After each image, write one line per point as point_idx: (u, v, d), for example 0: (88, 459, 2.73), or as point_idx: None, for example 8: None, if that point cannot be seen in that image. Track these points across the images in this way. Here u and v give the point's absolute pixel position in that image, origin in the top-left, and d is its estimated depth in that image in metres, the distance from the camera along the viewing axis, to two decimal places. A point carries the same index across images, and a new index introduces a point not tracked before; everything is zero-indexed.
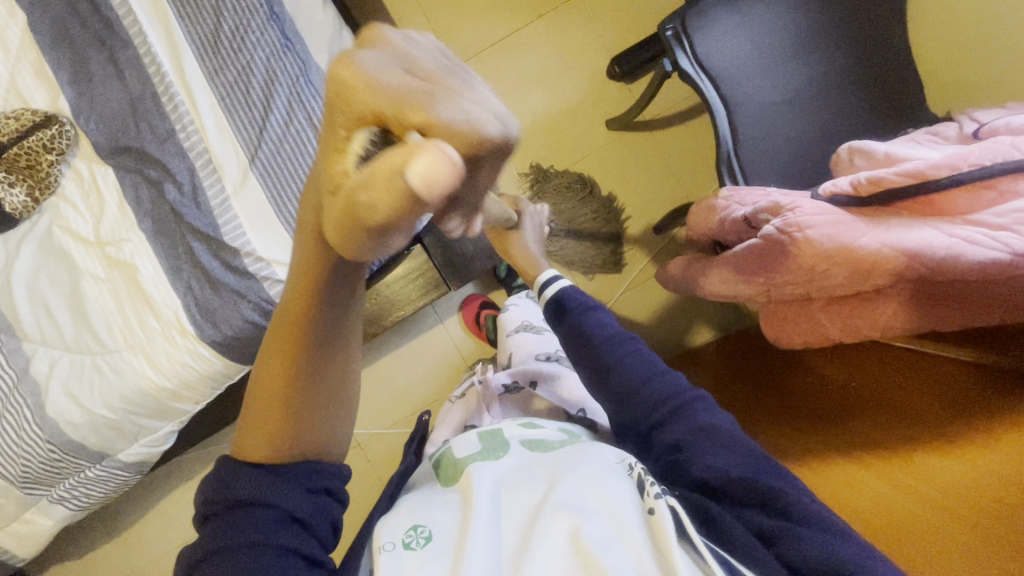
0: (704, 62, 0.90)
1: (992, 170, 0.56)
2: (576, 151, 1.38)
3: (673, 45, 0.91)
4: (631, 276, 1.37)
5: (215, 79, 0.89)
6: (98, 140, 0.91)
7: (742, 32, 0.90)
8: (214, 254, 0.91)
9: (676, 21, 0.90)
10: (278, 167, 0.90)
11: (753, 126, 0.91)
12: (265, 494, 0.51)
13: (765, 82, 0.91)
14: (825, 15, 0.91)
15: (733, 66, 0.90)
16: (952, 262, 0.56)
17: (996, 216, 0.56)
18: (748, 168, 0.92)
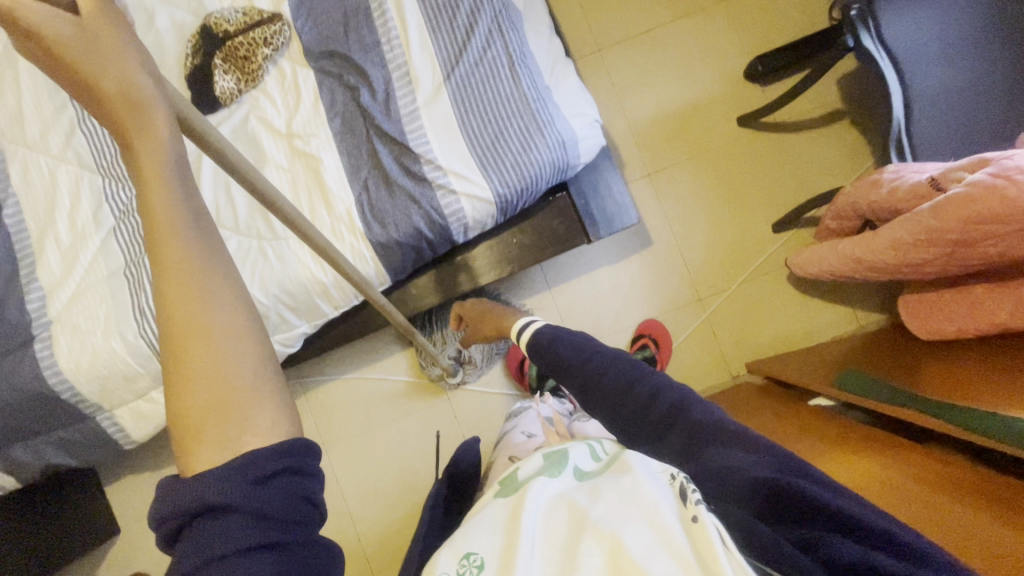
0: (886, 44, 0.95)
1: None
2: (704, 144, 1.42)
3: (856, 23, 0.96)
4: (747, 270, 1.40)
5: (425, 2, 0.97)
6: (308, 43, 0.99)
7: (922, 16, 0.95)
8: (397, 158, 0.96)
9: (860, 2, 0.96)
10: (470, 87, 0.96)
11: (927, 108, 0.94)
12: (230, 542, 0.37)
13: (942, 68, 0.95)
14: (1006, 12, 0.95)
15: (912, 46, 0.95)
16: None
17: None
18: (918, 146, 0.95)
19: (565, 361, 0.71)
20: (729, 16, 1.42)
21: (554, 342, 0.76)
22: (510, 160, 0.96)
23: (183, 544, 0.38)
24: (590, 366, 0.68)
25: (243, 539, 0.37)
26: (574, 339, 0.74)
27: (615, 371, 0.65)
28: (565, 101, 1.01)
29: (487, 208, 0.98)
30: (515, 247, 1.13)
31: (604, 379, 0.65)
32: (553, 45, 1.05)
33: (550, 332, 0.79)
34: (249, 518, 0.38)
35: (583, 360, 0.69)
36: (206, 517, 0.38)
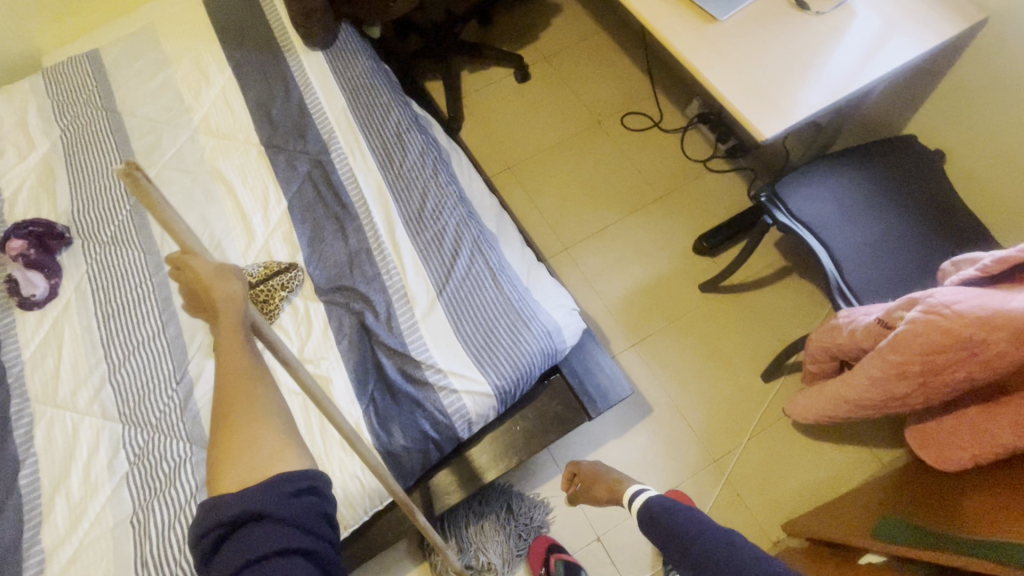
0: (797, 218, 1.15)
1: None
2: (676, 311, 1.57)
3: (768, 206, 1.18)
4: (751, 423, 1.41)
5: (416, 238, 1.18)
6: (319, 282, 1.17)
7: (819, 194, 1.18)
8: (400, 367, 1.05)
9: (767, 189, 1.19)
10: (460, 298, 1.11)
11: (850, 261, 1.10)
12: (270, 539, 0.49)
13: (849, 229, 1.14)
14: (880, 183, 1.19)
15: (821, 216, 1.15)
16: None
17: None
18: (857, 291, 1.08)
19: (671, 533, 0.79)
20: (668, 208, 1.70)
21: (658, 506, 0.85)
22: (504, 354, 1.06)
23: (233, 544, 0.50)
24: (692, 541, 0.74)
25: (284, 539, 0.50)
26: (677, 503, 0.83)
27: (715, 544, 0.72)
28: (545, 297, 1.16)
29: (488, 401, 1.04)
30: (519, 434, 1.16)
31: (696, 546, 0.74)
32: (527, 253, 1.24)
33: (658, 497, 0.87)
34: (287, 524, 0.51)
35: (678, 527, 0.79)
36: (252, 522, 0.50)
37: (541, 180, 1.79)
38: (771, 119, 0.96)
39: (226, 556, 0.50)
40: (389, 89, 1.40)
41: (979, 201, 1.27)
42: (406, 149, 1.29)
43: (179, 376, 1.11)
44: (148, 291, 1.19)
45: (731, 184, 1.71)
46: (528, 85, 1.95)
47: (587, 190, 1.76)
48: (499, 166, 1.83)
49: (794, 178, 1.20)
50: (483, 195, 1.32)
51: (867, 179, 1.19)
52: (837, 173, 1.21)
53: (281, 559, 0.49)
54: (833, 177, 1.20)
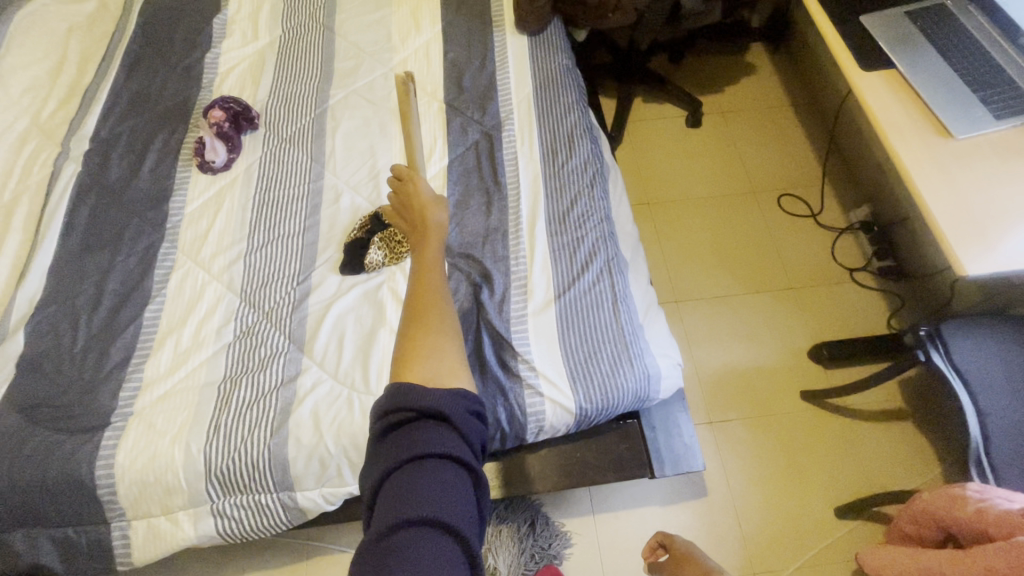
0: (955, 367, 1.04)
1: None
2: (766, 406, 1.47)
3: (925, 342, 1.09)
4: (807, 554, 1.29)
5: (553, 237, 1.19)
6: (451, 243, 1.21)
7: (991, 353, 1.06)
8: (497, 350, 1.06)
9: (930, 326, 1.10)
10: (575, 309, 1.10)
11: (1002, 435, 0.98)
12: (439, 437, 0.56)
13: (1013, 401, 1.01)
14: None
15: (984, 376, 1.03)
16: None
17: None
18: (998, 470, 0.96)
19: None
20: (794, 302, 1.61)
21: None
22: (599, 379, 1.04)
23: (410, 432, 0.57)
24: None
25: (453, 445, 0.56)
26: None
27: None
28: (655, 341, 1.13)
29: (567, 417, 1.03)
30: (577, 461, 1.13)
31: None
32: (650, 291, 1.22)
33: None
34: (458, 436, 0.58)
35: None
36: (431, 421, 0.58)
37: (674, 226, 1.76)
38: (982, 256, 0.88)
39: (394, 447, 0.57)
40: (576, 92, 1.43)
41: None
42: (572, 152, 1.31)
43: (301, 278, 1.19)
44: (303, 195, 1.28)
45: (872, 302, 1.59)
46: (694, 132, 1.93)
47: (718, 253, 1.70)
48: (638, 199, 1.81)
49: (967, 325, 1.09)
50: (627, 221, 1.31)
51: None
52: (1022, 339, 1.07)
53: (447, 462, 0.55)
54: (1015, 341, 1.07)
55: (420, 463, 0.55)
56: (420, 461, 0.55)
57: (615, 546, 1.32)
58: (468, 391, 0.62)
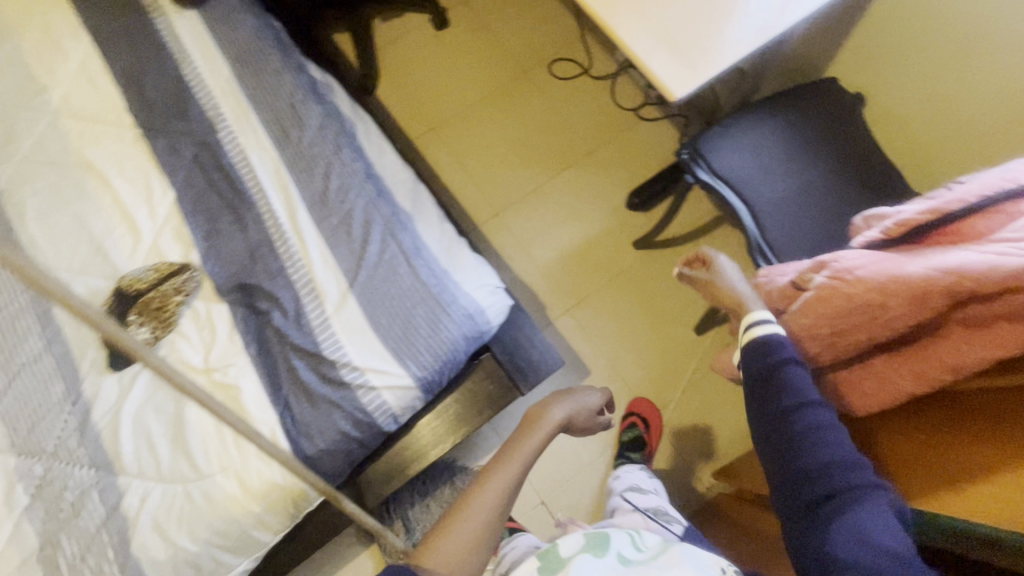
0: (719, 175, 1.10)
1: (996, 197, 0.68)
2: (611, 270, 1.55)
3: (690, 164, 1.13)
4: (685, 376, 1.45)
5: (321, 225, 1.09)
6: (218, 281, 1.07)
7: (742, 149, 1.13)
8: (314, 368, 1.00)
9: (688, 146, 1.14)
10: (373, 288, 1.04)
11: (770, 217, 1.08)
12: None
13: (770, 183, 1.11)
14: (802, 136, 1.16)
15: (742, 172, 1.11)
16: (990, 271, 0.64)
17: (1013, 233, 0.65)
18: (776, 248, 1.06)
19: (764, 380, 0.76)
20: (599, 163, 1.64)
21: (775, 370, 0.75)
22: (424, 344, 1.01)
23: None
24: (796, 415, 0.71)
25: None
26: (798, 389, 0.73)
27: (834, 444, 0.68)
28: (466, 278, 1.10)
29: (410, 395, 1.01)
30: (452, 417, 1.14)
31: (795, 436, 0.71)
32: (446, 230, 1.18)
33: (768, 366, 0.76)
34: None
35: (772, 414, 0.74)
36: None
37: (467, 141, 1.68)
38: (684, 75, 0.88)
39: None
40: (280, 51, 1.24)
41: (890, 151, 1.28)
42: (303, 123, 1.17)
43: (72, 397, 1.02)
44: (25, 307, 1.07)
45: (662, 134, 1.66)
46: (446, 34, 1.80)
47: (517, 149, 1.67)
48: (422, 128, 1.70)
49: (717, 132, 1.15)
50: (396, 170, 1.23)
51: (789, 133, 1.16)
52: (761, 125, 1.16)
53: None
54: (757, 130, 1.15)
55: None
56: None
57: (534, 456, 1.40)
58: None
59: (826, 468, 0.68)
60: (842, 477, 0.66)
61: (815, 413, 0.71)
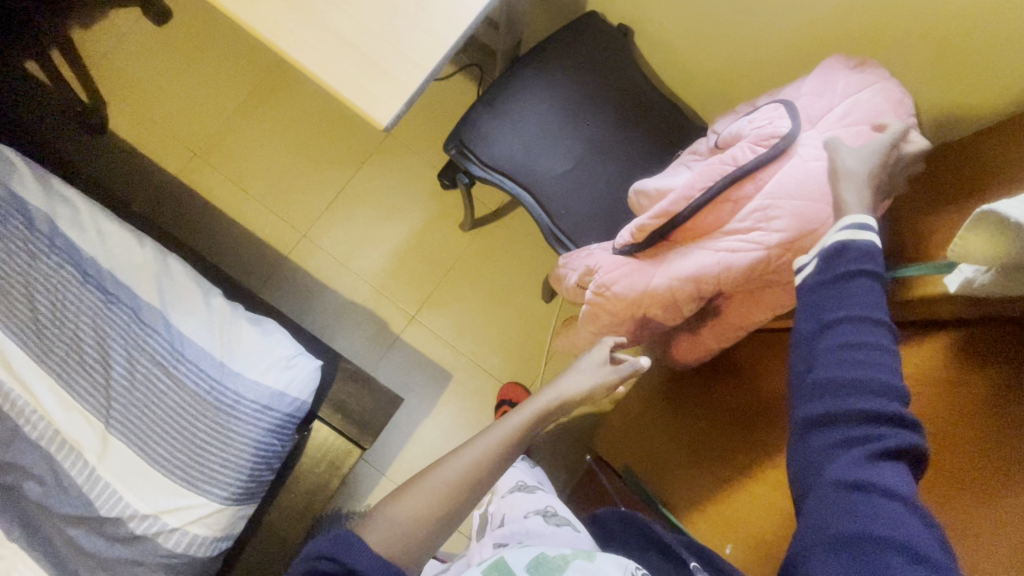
0: (493, 165, 0.98)
1: (714, 190, 0.67)
2: (446, 261, 1.43)
3: (461, 158, 1.00)
4: (546, 348, 1.41)
5: (46, 362, 0.90)
6: None
7: (515, 129, 0.99)
8: (97, 532, 0.86)
9: (454, 142, 0.99)
10: (137, 418, 0.89)
11: (557, 197, 0.99)
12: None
13: (551, 158, 1.00)
14: (576, 89, 1.03)
15: (519, 158, 0.98)
16: (727, 271, 0.66)
17: (742, 222, 0.66)
18: (571, 232, 0.98)
19: (839, 267, 0.54)
20: (401, 145, 1.45)
21: (847, 274, 0.54)
22: (220, 460, 0.89)
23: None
24: (844, 321, 0.52)
25: None
26: (863, 299, 0.52)
27: (876, 367, 0.50)
28: (251, 364, 0.95)
29: (226, 517, 0.90)
30: (299, 500, 1.06)
31: (840, 339, 0.52)
32: (214, 308, 0.98)
33: (834, 276, 0.54)
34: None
35: (823, 299, 0.55)
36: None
37: (242, 157, 1.42)
38: (384, 91, 0.73)
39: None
40: None
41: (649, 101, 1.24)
42: None
43: None
44: None
45: (460, 92, 1.47)
46: (174, 30, 1.45)
47: (304, 152, 1.43)
48: (182, 155, 1.41)
49: (482, 116, 0.99)
50: (129, 249, 0.98)
51: (563, 95, 1.02)
52: (530, 94, 1.01)
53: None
54: (527, 100, 1.01)
55: None
56: None
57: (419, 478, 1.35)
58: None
59: (869, 404, 0.49)
60: (881, 403, 0.49)
61: (865, 325, 0.51)
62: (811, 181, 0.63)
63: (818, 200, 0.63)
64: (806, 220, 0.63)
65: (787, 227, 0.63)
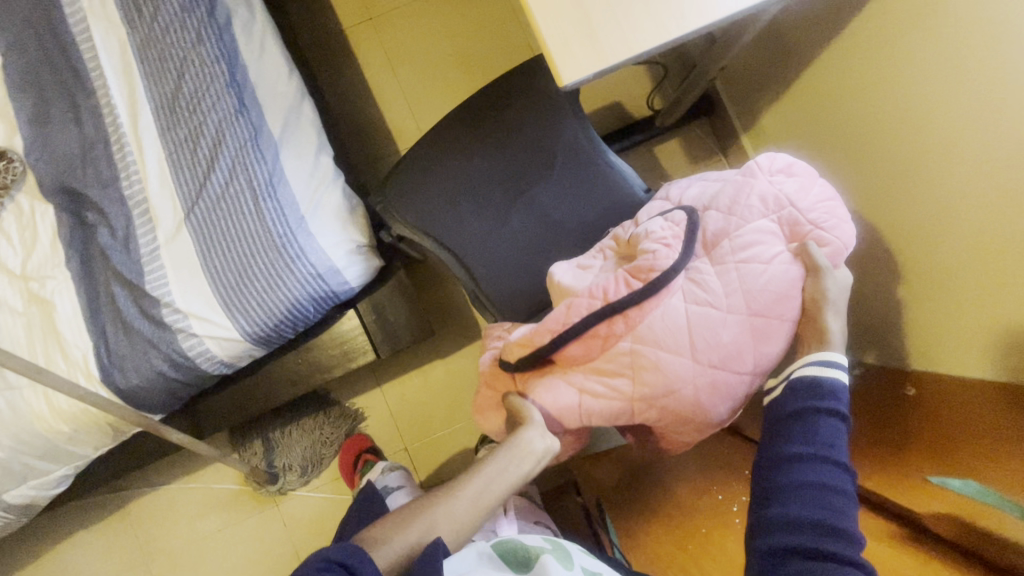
0: (417, 222, 0.92)
1: (579, 326, 0.65)
2: None
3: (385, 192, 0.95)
4: None
5: (166, 135, 0.94)
6: (43, 179, 0.94)
7: (468, 184, 0.92)
8: (135, 301, 0.92)
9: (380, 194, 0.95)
10: (211, 223, 0.92)
11: (490, 254, 0.91)
12: None
13: (490, 207, 0.92)
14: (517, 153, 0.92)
15: (435, 210, 0.92)
16: (586, 413, 0.68)
17: (624, 347, 0.65)
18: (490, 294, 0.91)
19: (818, 404, 0.63)
20: None
21: (807, 413, 0.63)
22: (258, 299, 0.92)
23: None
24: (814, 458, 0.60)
25: None
26: (824, 434, 0.61)
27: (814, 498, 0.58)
28: (326, 231, 0.96)
29: (240, 347, 0.94)
30: (302, 367, 1.09)
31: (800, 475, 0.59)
32: (320, 165, 1.00)
33: (809, 409, 0.63)
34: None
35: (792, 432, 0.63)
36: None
37: (406, 41, 1.42)
38: (581, 51, 0.69)
39: None
40: None
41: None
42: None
43: None
44: None
45: (631, 81, 1.40)
46: None
47: (461, 65, 1.42)
48: (357, 14, 1.42)
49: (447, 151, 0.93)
50: (278, 77, 1.01)
51: (513, 163, 0.92)
52: (491, 150, 0.93)
53: None
54: (473, 156, 0.93)
55: None
56: None
57: (405, 405, 1.36)
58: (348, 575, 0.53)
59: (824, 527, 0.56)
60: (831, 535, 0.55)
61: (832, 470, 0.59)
62: (684, 331, 0.64)
63: (685, 355, 0.64)
64: (672, 378, 0.65)
65: (648, 381, 0.65)
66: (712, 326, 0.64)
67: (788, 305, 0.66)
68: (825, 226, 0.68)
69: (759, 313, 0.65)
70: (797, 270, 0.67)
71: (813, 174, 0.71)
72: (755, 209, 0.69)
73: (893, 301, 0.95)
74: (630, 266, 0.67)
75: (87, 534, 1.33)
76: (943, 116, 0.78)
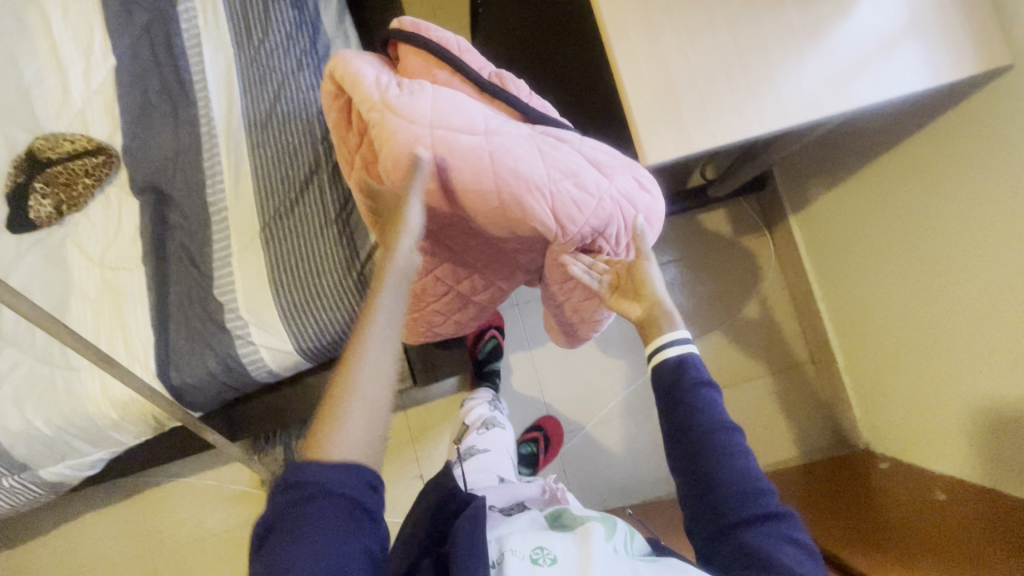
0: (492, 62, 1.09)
1: (455, 60, 0.76)
2: None
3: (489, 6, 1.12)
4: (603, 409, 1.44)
5: (255, 151, 0.99)
6: (135, 176, 1.00)
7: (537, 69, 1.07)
8: (202, 303, 0.96)
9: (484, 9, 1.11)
10: (284, 239, 0.97)
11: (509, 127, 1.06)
12: (317, 524, 0.49)
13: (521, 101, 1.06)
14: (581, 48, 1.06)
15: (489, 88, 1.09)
16: (354, 75, 0.69)
17: (459, 100, 0.68)
18: None
19: (692, 387, 0.69)
20: None
21: (692, 395, 0.68)
22: (316, 317, 0.96)
23: (308, 504, 0.50)
24: (711, 437, 0.66)
25: (331, 502, 0.50)
26: (709, 408, 0.67)
27: (734, 476, 0.64)
28: None
29: (291, 361, 0.98)
30: None
31: (704, 461, 0.65)
32: None
33: (692, 385, 0.69)
34: (339, 497, 0.50)
35: (686, 422, 0.67)
36: (309, 492, 0.50)
37: None
38: (667, 137, 0.74)
39: (278, 536, 0.50)
40: None
41: (838, 301, 1.32)
42: (268, 25, 1.02)
43: None
44: None
45: None
46: None
47: None
48: None
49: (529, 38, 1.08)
50: None
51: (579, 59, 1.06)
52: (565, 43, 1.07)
53: (328, 508, 0.50)
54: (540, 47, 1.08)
55: (279, 530, 0.50)
56: (278, 531, 0.50)
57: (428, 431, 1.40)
58: (336, 475, 0.50)
59: (739, 498, 0.64)
60: (741, 501, 0.64)
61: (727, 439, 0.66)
62: (455, 109, 0.66)
63: (468, 118, 0.67)
64: (443, 109, 0.65)
65: (425, 101, 0.65)
66: (453, 114, 0.66)
67: (562, 196, 0.69)
68: (600, 212, 0.73)
69: (502, 172, 0.66)
70: (540, 175, 0.67)
71: (648, 207, 0.78)
72: (627, 180, 0.75)
73: (955, 408, 1.03)
74: (503, 77, 0.81)
75: (100, 516, 1.35)
76: (1009, 226, 0.85)
